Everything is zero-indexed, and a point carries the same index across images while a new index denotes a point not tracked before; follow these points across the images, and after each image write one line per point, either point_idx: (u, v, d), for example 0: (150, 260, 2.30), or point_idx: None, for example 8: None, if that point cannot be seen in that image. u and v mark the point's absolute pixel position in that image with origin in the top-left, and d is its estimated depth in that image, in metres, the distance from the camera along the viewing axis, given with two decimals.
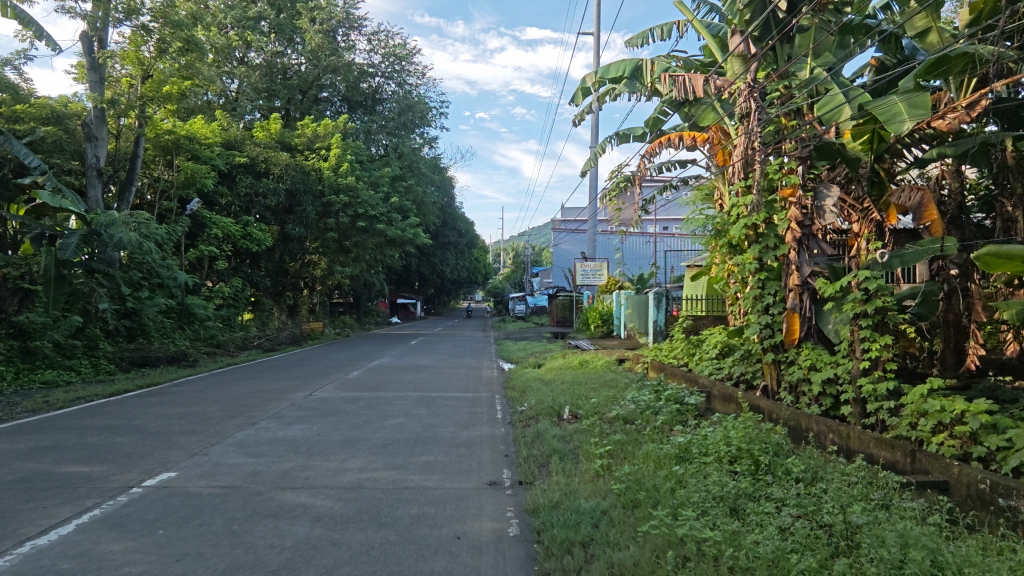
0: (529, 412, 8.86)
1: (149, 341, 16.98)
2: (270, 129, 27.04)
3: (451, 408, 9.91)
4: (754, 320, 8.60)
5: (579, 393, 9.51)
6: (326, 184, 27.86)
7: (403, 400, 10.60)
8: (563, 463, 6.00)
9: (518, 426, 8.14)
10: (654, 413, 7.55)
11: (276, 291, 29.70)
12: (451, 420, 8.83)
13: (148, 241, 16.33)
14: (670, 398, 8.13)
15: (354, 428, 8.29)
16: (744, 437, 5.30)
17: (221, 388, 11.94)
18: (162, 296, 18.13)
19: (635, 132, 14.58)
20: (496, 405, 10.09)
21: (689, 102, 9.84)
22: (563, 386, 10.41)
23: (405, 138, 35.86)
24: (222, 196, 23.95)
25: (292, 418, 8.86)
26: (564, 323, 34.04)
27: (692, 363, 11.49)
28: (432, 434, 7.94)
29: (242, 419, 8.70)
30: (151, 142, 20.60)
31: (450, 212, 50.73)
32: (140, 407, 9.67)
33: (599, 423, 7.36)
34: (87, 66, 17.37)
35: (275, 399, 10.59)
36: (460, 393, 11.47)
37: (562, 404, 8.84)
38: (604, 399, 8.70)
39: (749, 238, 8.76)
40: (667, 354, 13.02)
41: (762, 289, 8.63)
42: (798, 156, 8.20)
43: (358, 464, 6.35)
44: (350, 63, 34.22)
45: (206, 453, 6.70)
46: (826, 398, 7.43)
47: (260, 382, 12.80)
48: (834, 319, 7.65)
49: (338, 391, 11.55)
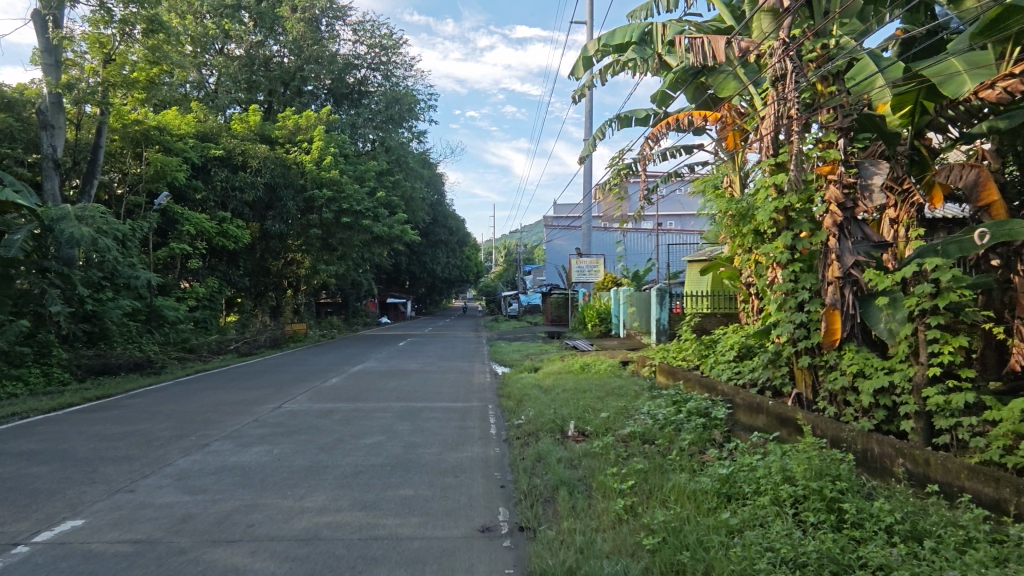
0: (528, 428, 7.63)
1: (111, 346, 15.68)
2: (249, 121, 25.75)
3: (438, 421, 8.68)
4: (785, 319, 7.47)
5: (584, 403, 8.33)
6: (308, 178, 26.48)
7: (384, 412, 9.37)
8: (573, 500, 4.82)
9: (515, 446, 6.95)
10: (677, 431, 6.39)
11: (258, 292, 28.32)
12: (438, 438, 7.59)
13: (108, 239, 15.07)
14: (693, 411, 6.96)
15: (323, 451, 7.05)
16: (807, 471, 4.14)
17: (181, 399, 10.67)
18: (127, 298, 16.80)
19: (637, 115, 13.44)
20: (490, 418, 8.87)
21: (707, 70, 8.70)
22: (565, 394, 9.22)
23: (393, 131, 34.55)
24: (197, 190, 22.58)
25: (252, 438, 7.63)
26: (559, 321, 32.84)
27: (707, 367, 10.34)
28: (413, 458, 6.71)
29: (191, 441, 7.45)
30: (118, 133, 19.29)
31: (440, 209, 49.46)
32: (78, 426, 8.41)
33: (613, 443, 6.18)
34: (40, 48, 16.10)
35: (238, 412, 9.34)
36: (449, 402, 10.25)
37: (566, 418, 7.63)
38: (615, 412, 7.49)
39: (777, 224, 7.60)
40: (676, 356, 11.87)
41: (795, 283, 7.48)
42: (838, 128, 7.01)
43: (319, 503, 5.13)
44: (335, 54, 32.90)
45: (133, 490, 5.47)
46: (878, 410, 6.30)
47: (226, 392, 11.52)
48: (885, 319, 6.49)
49: (311, 401, 10.32)
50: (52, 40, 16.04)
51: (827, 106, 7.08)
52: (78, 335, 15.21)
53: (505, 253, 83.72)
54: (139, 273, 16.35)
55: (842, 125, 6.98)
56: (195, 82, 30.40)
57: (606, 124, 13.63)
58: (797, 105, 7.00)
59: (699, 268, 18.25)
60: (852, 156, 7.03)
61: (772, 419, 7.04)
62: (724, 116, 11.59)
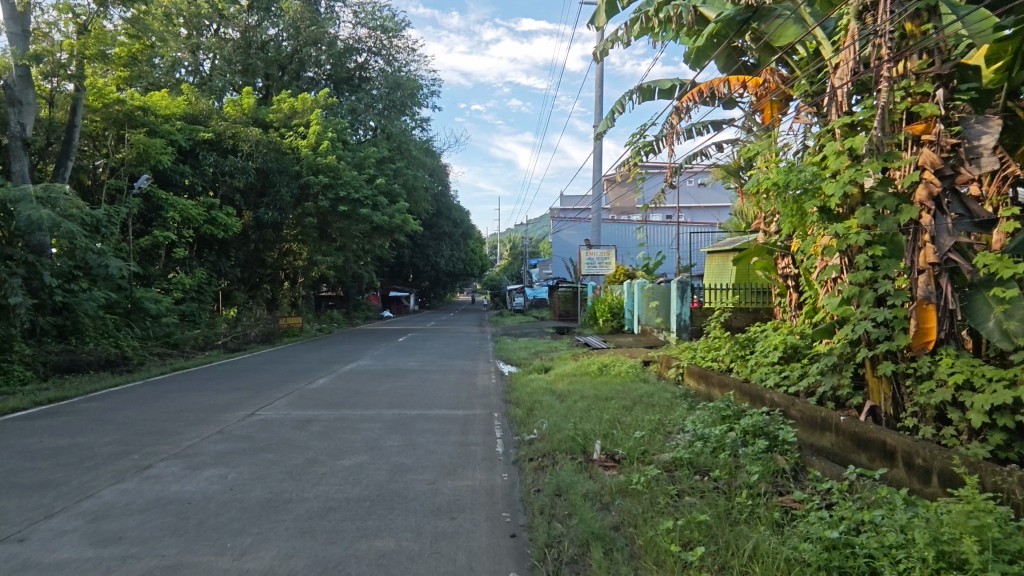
0: (543, 447, 6.29)
1: (83, 342, 14.49)
2: (243, 105, 24.38)
3: (434, 435, 7.31)
4: (861, 316, 6.05)
5: (608, 415, 6.95)
6: (303, 164, 25.11)
7: (372, 422, 8.01)
8: (611, 567, 3.45)
9: (528, 473, 5.62)
10: (735, 460, 4.98)
11: (252, 284, 27.03)
12: (434, 460, 6.23)
13: (74, 224, 13.74)
14: (745, 431, 5.56)
15: (288, 478, 5.66)
16: (977, 546, 2.82)
17: (143, 404, 9.34)
18: (99, 290, 15.44)
19: (661, 85, 11.98)
20: (496, 430, 7.50)
21: (761, 13, 7.53)
22: (583, 402, 7.84)
23: (395, 118, 33.09)
24: (184, 176, 21.14)
25: (207, 457, 6.28)
26: (567, 316, 31.51)
27: (745, 371, 9.02)
28: (402, 487, 5.37)
29: (131, 462, 6.10)
30: (98, 113, 18.42)
31: (442, 201, 48.29)
32: (8, 438, 7.09)
33: (654, 474, 4.81)
34: (4, 16, 14.66)
35: (203, 421, 8.01)
36: (448, 410, 8.88)
37: (589, 435, 6.26)
38: (650, 430, 6.06)
39: (849, 199, 6.20)
40: (706, 356, 10.52)
41: (874, 270, 6.04)
42: (935, 75, 5.63)
43: (264, 565, 3.77)
44: (335, 37, 31.45)
45: (23, 540, 4.12)
46: (992, 432, 4.97)
47: (196, 395, 10.16)
48: (999, 316, 5.20)
49: (290, 408, 8.95)
50: (17, 5, 14.70)
51: (921, 49, 5.71)
52: (47, 329, 14.03)
53: (509, 247, 82.26)
54: (110, 262, 14.95)
55: (941, 73, 5.62)
56: (189, 65, 29.13)
57: (626, 96, 12.17)
58: (889, 43, 5.61)
59: (722, 258, 16.87)
60: (952, 111, 5.67)
61: (844, 440, 5.75)
62: (766, 82, 10.12)
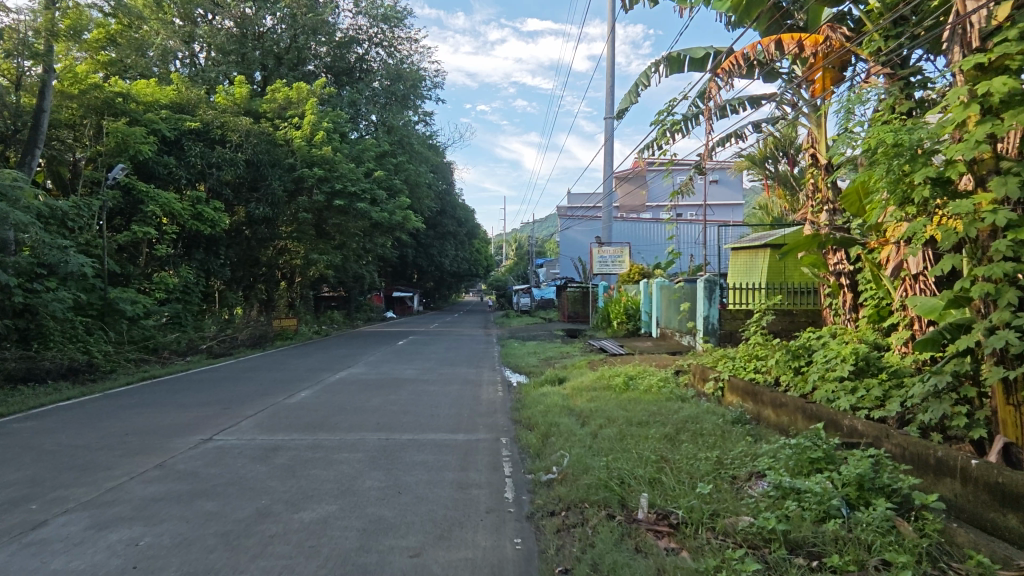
0: (566, 495, 4.77)
1: (47, 347, 13.13)
2: (235, 95, 22.87)
3: (427, 471, 5.80)
4: (997, 323, 4.57)
5: (647, 450, 5.41)
6: (298, 155, 23.54)
7: (351, 453, 6.46)
8: None
9: (549, 539, 4.11)
10: (852, 536, 3.48)
11: (246, 284, 25.67)
12: (424, 514, 4.68)
13: (32, 218, 12.31)
14: (846, 483, 4.06)
15: (222, 544, 4.10)
16: None
17: (86, 424, 7.85)
18: (66, 291, 14.00)
19: (692, 54, 10.48)
20: (504, 465, 5.97)
21: None
22: (612, 429, 6.29)
23: (396, 111, 31.59)
24: (168, 167, 19.62)
25: (128, 507, 4.76)
26: (577, 318, 30.01)
27: (803, 388, 7.47)
28: (375, 564, 3.80)
29: (23, 516, 4.56)
30: (75, 100, 17.10)
31: (447, 199, 46.88)
32: None
33: (734, 561, 3.29)
34: None
35: (145, 450, 6.49)
36: (446, 434, 7.35)
37: (628, 480, 4.76)
38: (711, 478, 4.55)
39: (980, 167, 4.76)
40: (750, 367, 8.98)
41: (1016, 262, 4.56)
42: None
43: None
44: (334, 27, 29.93)
45: None
46: None
47: (154, 412, 8.68)
48: None
49: (258, 431, 7.42)
50: None
51: None
52: (9, 333, 12.75)
53: (515, 246, 80.59)
54: (72, 258, 13.43)
55: None
56: (183, 57, 27.82)
57: (652, 67, 10.69)
58: None
59: (749, 254, 15.26)
60: None
61: (980, 493, 4.22)
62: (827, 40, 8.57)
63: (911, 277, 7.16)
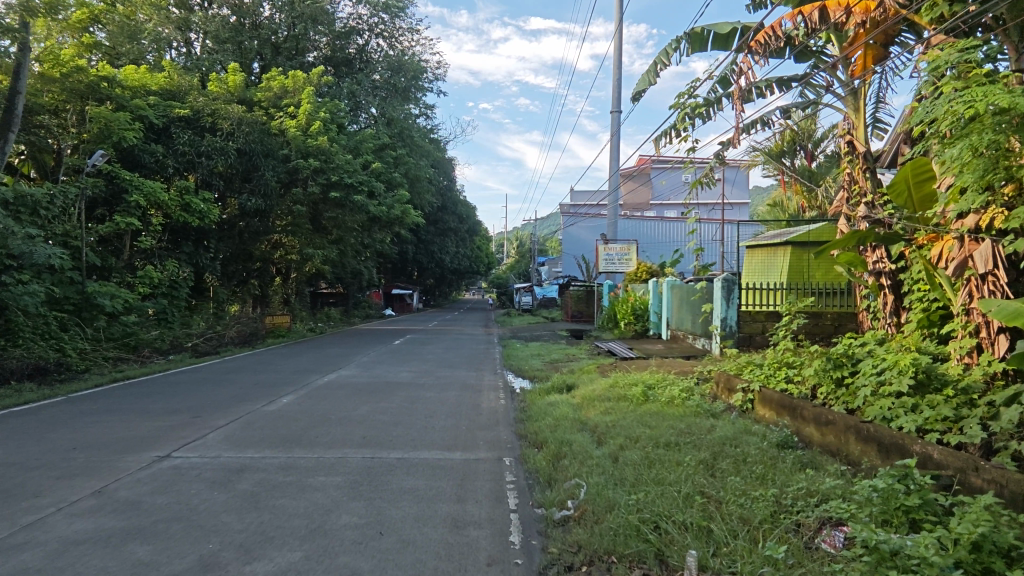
0: (589, 540, 3.85)
1: (14, 345, 12.19)
2: (228, 82, 21.80)
3: (415, 503, 4.83)
4: None
5: (683, 483, 4.45)
6: (292, 146, 22.55)
7: (329, 476, 5.50)
8: None
9: None
10: None
11: (238, 279, 24.75)
12: (408, 567, 3.70)
13: None
14: (953, 541, 3.15)
15: None
16: None
17: (32, 435, 6.89)
18: (38, 284, 13.07)
19: (718, 29, 9.49)
20: (508, 495, 5.02)
21: None
22: (637, 452, 5.36)
23: (396, 104, 30.55)
24: (155, 155, 18.64)
25: (36, 556, 3.78)
26: (580, 318, 29.06)
27: (850, 402, 6.51)
28: None
29: None
30: (57, 83, 16.07)
31: (448, 195, 45.85)
32: None
33: None
34: None
35: (87, 472, 5.53)
36: (440, 452, 6.39)
37: (666, 526, 3.82)
38: (773, 528, 3.61)
39: None
40: (782, 377, 8.02)
41: None
42: None
43: None
44: (333, 15, 28.83)
45: None
46: None
47: (113, 422, 7.72)
48: None
49: (225, 447, 6.46)
50: None
51: None
52: None
53: (517, 244, 79.50)
54: (40, 249, 12.39)
55: None
56: (177, 45, 26.77)
57: (673, 44, 9.72)
58: None
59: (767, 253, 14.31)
60: None
61: None
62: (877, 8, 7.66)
63: (977, 276, 6.11)
